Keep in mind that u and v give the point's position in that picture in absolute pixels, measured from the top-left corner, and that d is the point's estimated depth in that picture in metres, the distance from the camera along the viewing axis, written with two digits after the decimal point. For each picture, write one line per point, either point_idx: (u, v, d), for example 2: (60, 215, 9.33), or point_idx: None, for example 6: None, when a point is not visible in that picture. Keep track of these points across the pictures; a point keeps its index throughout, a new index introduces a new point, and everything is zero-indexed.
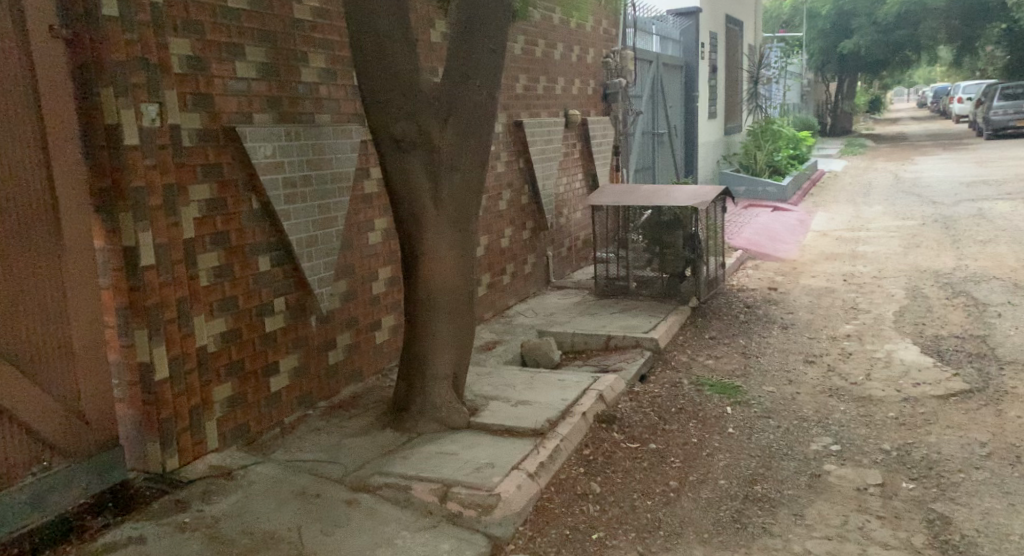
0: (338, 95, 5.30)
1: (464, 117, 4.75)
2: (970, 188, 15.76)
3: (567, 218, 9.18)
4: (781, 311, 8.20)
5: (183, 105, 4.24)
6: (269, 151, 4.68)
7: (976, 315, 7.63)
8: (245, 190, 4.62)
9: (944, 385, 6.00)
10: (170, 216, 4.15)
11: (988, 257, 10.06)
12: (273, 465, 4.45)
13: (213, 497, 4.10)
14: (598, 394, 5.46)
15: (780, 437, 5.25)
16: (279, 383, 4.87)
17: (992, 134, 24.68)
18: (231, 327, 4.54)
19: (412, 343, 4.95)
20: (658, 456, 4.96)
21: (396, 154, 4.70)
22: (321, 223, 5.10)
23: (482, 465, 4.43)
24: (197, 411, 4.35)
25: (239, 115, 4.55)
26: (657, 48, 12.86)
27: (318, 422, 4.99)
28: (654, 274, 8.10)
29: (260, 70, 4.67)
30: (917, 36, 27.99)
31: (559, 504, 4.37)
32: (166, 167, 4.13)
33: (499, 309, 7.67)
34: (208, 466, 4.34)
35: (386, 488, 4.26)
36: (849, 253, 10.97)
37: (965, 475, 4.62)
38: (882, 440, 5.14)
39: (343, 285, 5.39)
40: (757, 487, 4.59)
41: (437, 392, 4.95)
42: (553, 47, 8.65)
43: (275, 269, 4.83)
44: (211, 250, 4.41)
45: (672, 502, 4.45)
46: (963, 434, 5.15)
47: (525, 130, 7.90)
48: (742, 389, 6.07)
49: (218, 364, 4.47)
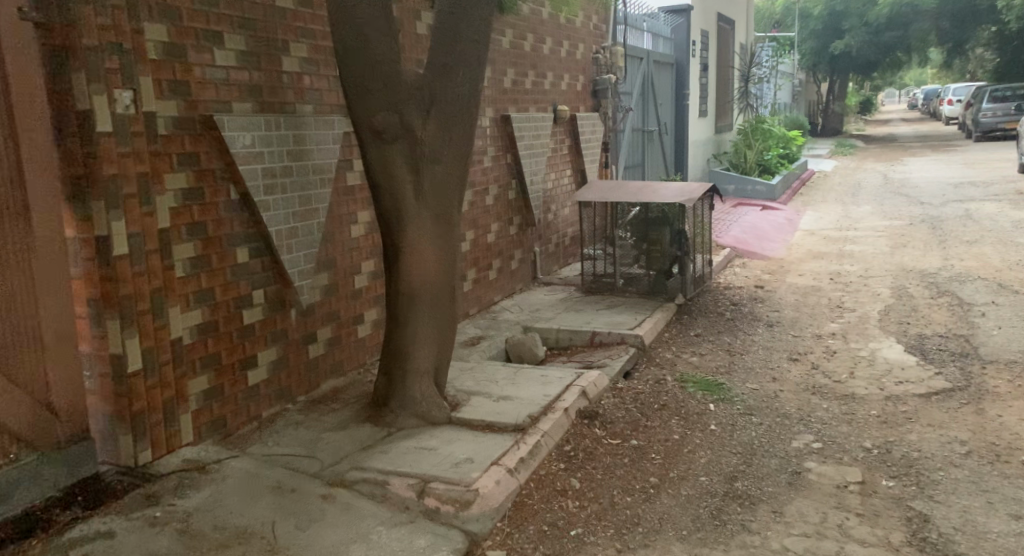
0: (321, 86, 5.24)
1: (446, 108, 4.71)
2: (957, 189, 15.78)
3: (555, 214, 9.14)
4: (766, 308, 8.19)
5: (159, 92, 4.18)
6: (248, 140, 4.63)
7: (960, 315, 7.62)
8: (223, 180, 4.56)
9: (927, 384, 5.99)
10: (144, 206, 4.09)
11: (974, 258, 10.06)
12: (248, 459, 4.40)
13: (186, 491, 4.04)
14: (580, 390, 5.42)
15: (763, 434, 5.22)
16: (257, 376, 4.82)
17: (981, 136, 24.76)
18: (208, 319, 4.49)
19: (392, 337, 4.90)
20: (639, 452, 4.93)
21: (377, 145, 4.65)
22: (301, 215, 5.05)
23: (460, 460, 4.39)
24: (172, 404, 4.29)
25: (219, 103, 4.50)
26: (647, 45, 12.83)
27: (297, 417, 4.94)
28: (641, 271, 8.06)
29: (240, 58, 4.61)
30: (907, 38, 28.02)
31: (537, 500, 4.33)
32: (141, 155, 4.07)
33: (485, 305, 7.62)
34: (181, 459, 4.28)
35: (363, 483, 4.21)
36: (835, 252, 10.96)
37: (945, 473, 4.59)
38: (863, 438, 5.12)
39: (323, 278, 5.34)
40: (737, 484, 4.56)
41: (417, 387, 4.90)
42: (543, 42, 8.62)
43: (253, 261, 4.77)
44: (186, 241, 4.36)
45: (652, 499, 4.42)
46: (944, 433, 5.14)
47: (512, 124, 7.86)
48: (726, 386, 6.05)
49: (193, 356, 4.41)
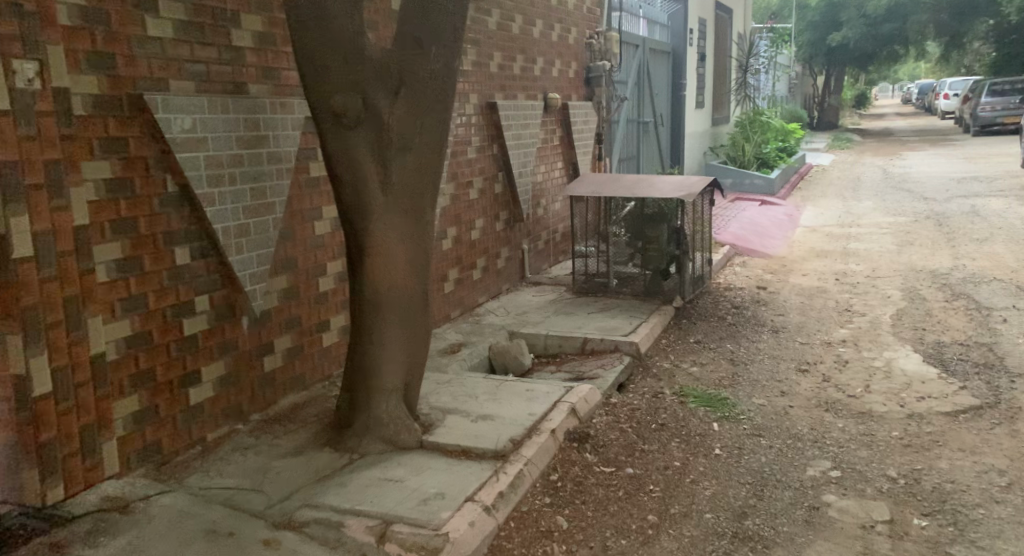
0: (278, 64, 4.62)
1: (417, 87, 4.09)
2: (961, 184, 15.22)
3: (545, 209, 8.53)
4: (770, 312, 7.60)
5: (74, 66, 3.56)
6: (188, 124, 4.01)
7: (979, 320, 7.06)
8: (158, 169, 3.95)
9: (952, 400, 5.42)
10: (55, 198, 3.48)
11: (986, 257, 9.48)
12: (181, 495, 3.80)
13: (99, 539, 3.44)
14: (570, 408, 4.83)
15: (774, 459, 4.66)
16: (201, 394, 4.22)
17: (979, 130, 24.13)
18: (139, 330, 3.89)
19: (357, 350, 4.31)
20: (635, 483, 4.34)
21: (337, 131, 4.04)
22: (254, 210, 4.45)
23: (430, 496, 3.80)
24: (92, 431, 3.67)
25: (151, 81, 3.89)
26: (643, 31, 12.19)
27: (247, 441, 4.35)
28: (636, 271, 7.46)
29: (178, 29, 4.00)
30: (905, 30, 27.40)
31: (519, 544, 3.74)
32: (50, 139, 3.45)
33: (467, 307, 7.01)
34: (102, 496, 3.66)
35: (314, 525, 3.62)
36: (840, 250, 10.39)
37: (985, 511, 4.06)
38: (887, 465, 4.56)
39: (281, 282, 4.74)
40: (748, 523, 4.01)
41: (383, 407, 4.30)
42: (532, 24, 7.99)
43: (196, 262, 4.17)
44: (111, 240, 3.75)
45: (650, 543, 3.86)
46: (978, 460, 4.58)
47: (499, 113, 7.23)
48: (729, 401, 5.45)
49: (120, 375, 3.81)
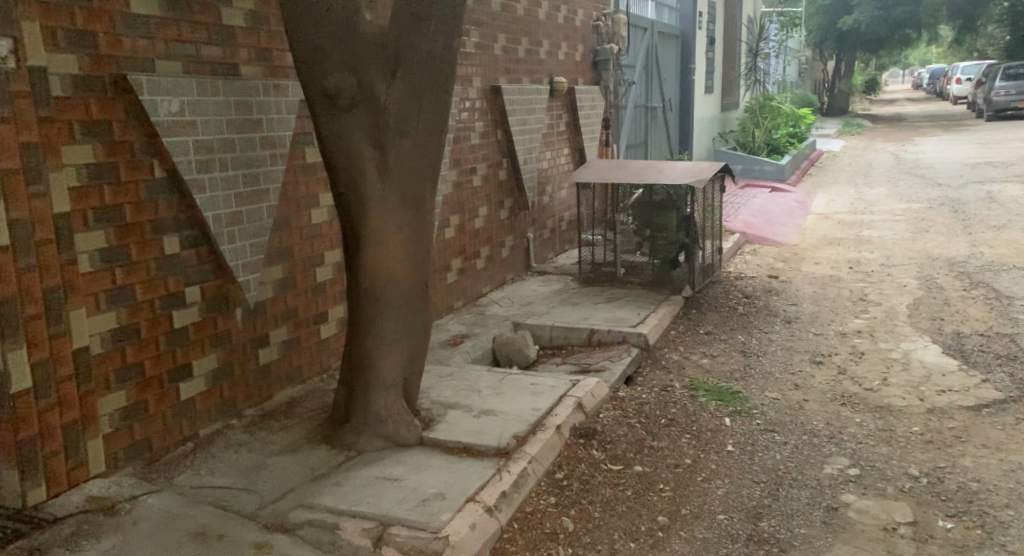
0: (272, 47, 4.43)
1: (415, 68, 3.87)
2: (976, 169, 14.95)
3: (551, 197, 8.33)
4: (783, 301, 7.40)
5: (53, 44, 3.38)
6: (175, 106, 3.83)
7: (999, 310, 6.84)
8: (144, 154, 3.77)
9: (974, 394, 5.22)
10: (33, 185, 3.31)
11: (1005, 244, 9.24)
12: (170, 496, 3.64)
13: (81, 543, 3.29)
14: (576, 403, 4.64)
15: (788, 456, 4.47)
16: (192, 388, 4.05)
17: (993, 116, 23.77)
18: (125, 323, 3.72)
19: (354, 342, 4.14)
20: (644, 482, 4.17)
21: (332, 114, 3.85)
22: (247, 197, 4.26)
23: (429, 496, 3.63)
24: (74, 429, 3.52)
25: (136, 61, 3.71)
26: (651, 14, 11.94)
27: (241, 437, 4.18)
28: (644, 260, 7.24)
29: (164, 7, 3.81)
30: (918, 14, 27.00)
31: (522, 548, 3.57)
32: (25, 121, 3.28)
33: (471, 297, 6.83)
34: (85, 497, 3.51)
35: (307, 527, 3.45)
36: (853, 237, 10.16)
37: (1013, 513, 3.87)
38: (907, 463, 4.37)
39: (276, 272, 4.56)
40: (763, 525, 3.83)
41: (382, 402, 4.12)
42: (537, 6, 7.77)
43: (186, 251, 4.00)
44: (94, 229, 3.57)
45: (661, 545, 3.68)
46: (1003, 458, 4.39)
47: (503, 97, 7.02)
48: (741, 395, 5.26)
49: (106, 370, 3.65)
